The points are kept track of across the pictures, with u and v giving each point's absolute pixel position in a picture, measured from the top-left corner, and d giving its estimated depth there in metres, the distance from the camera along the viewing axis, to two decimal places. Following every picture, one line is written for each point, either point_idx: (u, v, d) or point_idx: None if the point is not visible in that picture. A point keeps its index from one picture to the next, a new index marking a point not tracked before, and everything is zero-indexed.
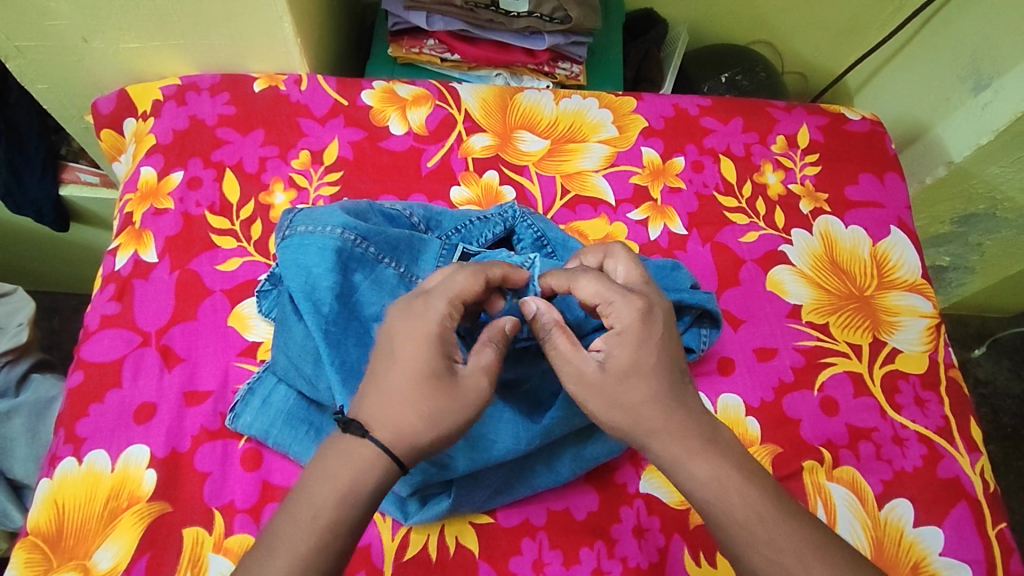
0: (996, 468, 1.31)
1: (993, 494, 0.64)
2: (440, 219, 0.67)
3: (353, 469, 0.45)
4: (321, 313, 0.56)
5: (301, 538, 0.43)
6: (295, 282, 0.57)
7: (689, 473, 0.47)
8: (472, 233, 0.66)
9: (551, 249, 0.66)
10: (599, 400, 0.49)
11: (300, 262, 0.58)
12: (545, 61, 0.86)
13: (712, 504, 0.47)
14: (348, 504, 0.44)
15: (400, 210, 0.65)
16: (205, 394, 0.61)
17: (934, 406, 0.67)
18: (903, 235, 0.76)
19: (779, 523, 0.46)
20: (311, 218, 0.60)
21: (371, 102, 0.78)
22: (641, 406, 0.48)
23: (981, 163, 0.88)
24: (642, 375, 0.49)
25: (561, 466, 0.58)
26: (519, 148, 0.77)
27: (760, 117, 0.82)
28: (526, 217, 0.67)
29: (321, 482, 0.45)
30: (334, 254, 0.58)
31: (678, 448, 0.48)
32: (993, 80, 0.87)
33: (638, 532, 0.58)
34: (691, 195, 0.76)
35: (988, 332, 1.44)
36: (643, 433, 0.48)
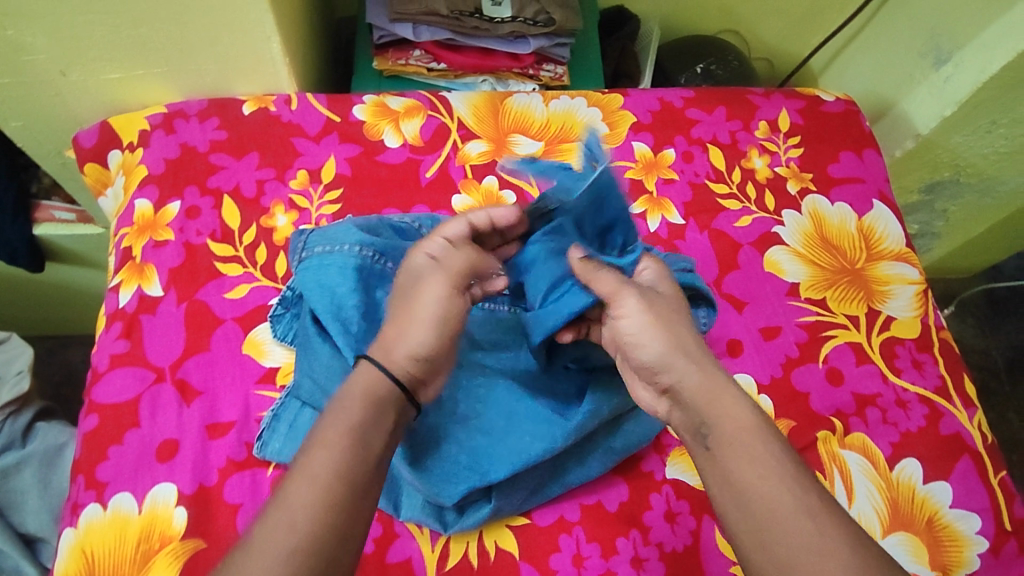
0: None
1: (992, 445, 0.68)
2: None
3: (365, 384, 0.47)
4: (350, 333, 0.57)
5: (327, 449, 0.44)
6: (321, 302, 0.58)
7: (728, 423, 0.47)
8: None
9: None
10: (656, 328, 0.51)
11: (323, 283, 0.58)
12: (530, 64, 0.86)
13: (745, 442, 0.46)
14: (365, 412, 0.46)
15: (410, 223, 0.66)
16: (228, 425, 0.60)
17: (930, 366, 0.71)
18: (886, 208, 0.80)
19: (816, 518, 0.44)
20: (327, 237, 0.61)
21: (363, 116, 0.78)
22: (685, 342, 0.51)
23: (947, 132, 0.94)
24: (682, 315, 0.53)
25: (593, 460, 0.60)
26: (515, 152, 0.79)
27: (742, 104, 0.85)
28: None
29: (334, 416, 0.46)
30: (355, 272, 0.59)
31: (735, 403, 0.48)
32: (953, 54, 0.91)
33: (670, 516, 0.60)
34: (684, 185, 0.79)
35: (954, 293, 1.53)
36: (685, 360, 0.50)
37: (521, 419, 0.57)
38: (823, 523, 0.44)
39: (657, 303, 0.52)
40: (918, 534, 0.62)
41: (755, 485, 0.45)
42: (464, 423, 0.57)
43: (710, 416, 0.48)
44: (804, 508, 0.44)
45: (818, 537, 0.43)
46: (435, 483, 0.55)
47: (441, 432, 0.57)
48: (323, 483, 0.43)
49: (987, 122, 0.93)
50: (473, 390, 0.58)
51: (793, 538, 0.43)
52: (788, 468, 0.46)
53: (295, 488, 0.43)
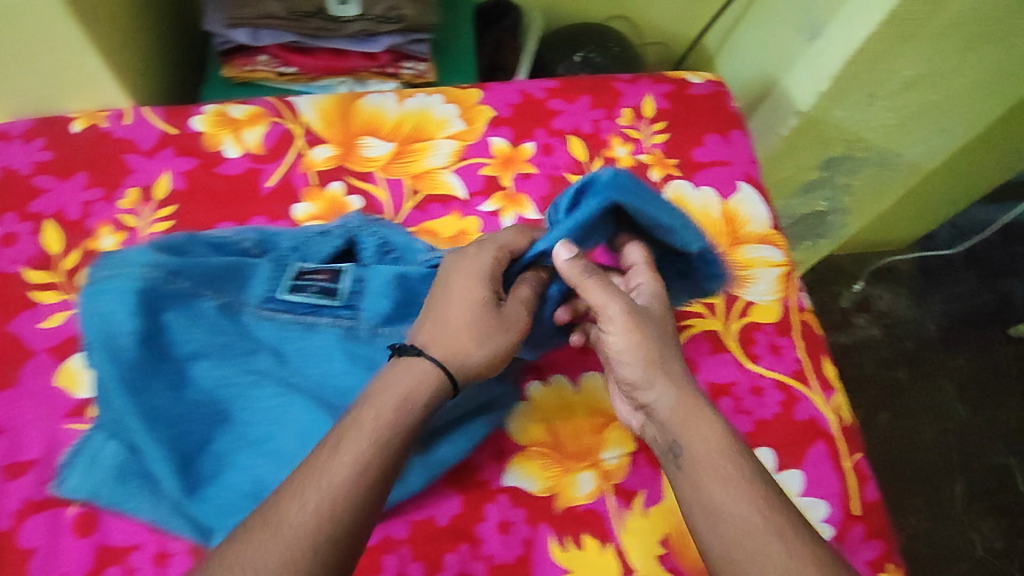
0: (907, 389, 1.47)
1: (851, 427, 0.66)
2: (277, 239, 0.64)
3: (410, 377, 0.52)
4: (122, 362, 0.54)
5: (363, 437, 0.48)
6: (94, 331, 0.54)
7: (696, 437, 0.51)
8: (313, 248, 0.64)
9: (398, 253, 0.66)
10: (641, 341, 0.55)
11: (100, 311, 0.55)
12: (387, 63, 0.83)
13: (702, 457, 0.51)
14: (406, 406, 0.50)
15: (229, 237, 0.63)
16: (29, 464, 0.57)
17: (789, 350, 0.69)
18: (752, 190, 0.78)
19: (750, 521, 0.47)
20: (116, 259, 0.57)
21: (202, 127, 0.75)
22: (666, 360, 0.54)
23: (827, 108, 0.93)
24: (666, 331, 0.57)
25: (411, 475, 0.57)
26: (363, 155, 0.75)
27: (606, 92, 0.82)
28: (370, 225, 0.66)
29: (372, 407, 0.50)
30: (136, 296, 0.55)
31: (710, 419, 0.52)
32: (823, 29, 0.88)
33: (503, 527, 0.58)
34: (542, 179, 0.76)
35: (888, 265, 1.59)
36: (669, 372, 0.54)
37: (315, 440, 0.54)
38: (788, 532, 0.47)
39: (643, 317, 0.56)
40: None
41: (730, 489, 0.49)
42: (252, 447, 0.55)
43: (680, 433, 0.52)
44: (773, 528, 0.47)
45: (789, 557, 0.46)
46: (213, 512, 0.53)
47: (228, 457, 0.55)
48: (366, 464, 0.47)
49: (866, 95, 0.92)
50: (265, 411, 0.55)
51: (759, 559, 0.46)
52: (757, 480, 0.49)
53: (302, 492, 0.45)
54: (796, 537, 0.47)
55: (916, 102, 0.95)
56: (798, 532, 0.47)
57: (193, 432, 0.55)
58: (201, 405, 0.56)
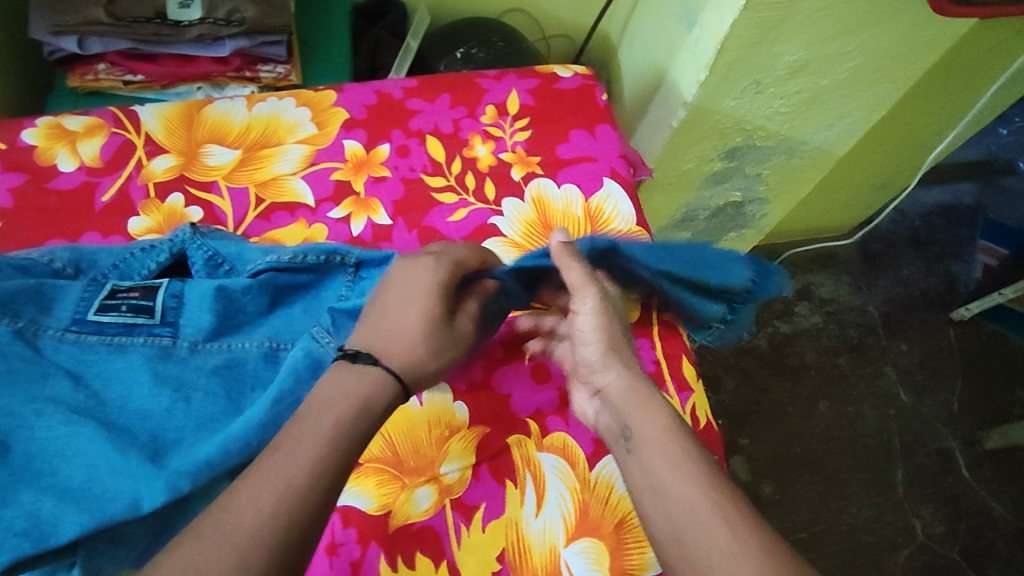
0: (849, 378, 1.43)
1: (708, 429, 0.64)
2: (95, 258, 0.60)
3: (363, 381, 0.50)
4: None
5: (316, 433, 0.45)
6: None
7: (637, 420, 0.52)
8: (133, 266, 0.60)
9: (228, 266, 0.62)
10: (606, 326, 0.57)
11: None
12: (240, 66, 0.80)
13: (653, 435, 0.50)
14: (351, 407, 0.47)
15: (35, 258, 0.58)
16: None
17: (647, 351, 0.66)
18: (617, 185, 0.75)
19: (692, 505, 0.46)
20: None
21: (35, 141, 0.71)
22: (622, 352, 0.56)
23: (714, 96, 0.91)
24: (618, 324, 0.58)
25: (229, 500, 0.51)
26: (206, 163, 0.72)
27: (468, 89, 0.80)
28: (198, 238, 0.62)
29: (346, 392, 0.48)
30: None
31: (657, 407, 0.52)
32: (699, 15, 0.86)
33: (329, 549, 0.55)
34: (396, 182, 0.73)
35: (831, 252, 1.56)
36: (615, 362, 0.55)
37: (105, 473, 0.47)
38: (728, 519, 0.44)
39: (609, 310, 0.58)
40: (603, 538, 0.58)
41: (660, 476, 0.48)
42: (33, 480, 0.46)
43: (628, 415, 0.52)
44: (720, 511, 0.45)
45: (734, 541, 0.43)
46: None
47: (6, 496, 0.45)
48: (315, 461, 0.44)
49: (752, 83, 0.90)
50: (49, 441, 0.47)
51: (700, 542, 0.44)
52: (698, 465, 0.47)
53: (256, 490, 0.42)
54: (737, 526, 0.44)
55: (807, 88, 0.93)
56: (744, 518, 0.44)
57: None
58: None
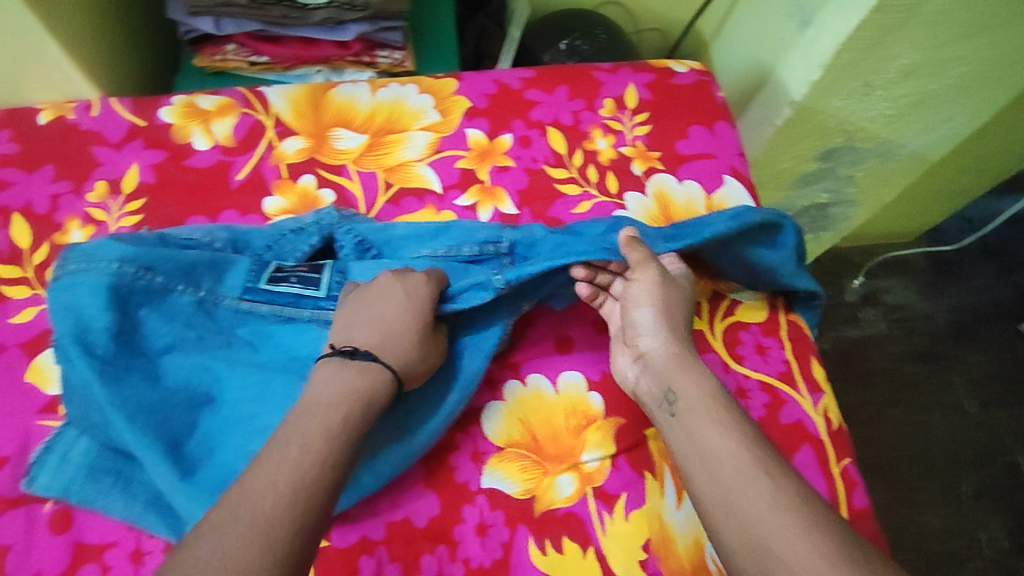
0: (918, 384, 1.42)
1: (839, 431, 0.65)
2: (249, 239, 0.63)
3: (360, 377, 0.50)
4: (96, 355, 0.51)
5: (317, 426, 0.46)
6: (63, 325, 0.51)
7: (681, 386, 0.54)
8: (286, 247, 0.63)
9: (376, 251, 0.64)
10: (662, 299, 0.59)
11: (70, 304, 0.52)
12: (360, 52, 0.80)
13: (701, 399, 0.53)
14: (350, 406, 0.48)
15: (199, 239, 0.61)
16: (2, 461, 0.58)
17: (776, 351, 0.67)
18: (738, 183, 0.75)
19: (740, 470, 0.48)
20: (81, 255, 0.54)
21: (171, 119, 0.73)
22: (676, 322, 0.59)
23: (821, 97, 0.90)
24: (675, 300, 0.60)
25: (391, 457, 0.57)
26: (335, 147, 0.73)
27: (586, 82, 0.79)
28: (343, 223, 0.64)
29: (352, 381, 0.50)
30: (108, 291, 0.53)
31: (703, 377, 0.55)
32: (815, 15, 0.84)
33: (480, 529, 0.58)
34: (520, 172, 0.74)
35: (901, 257, 1.54)
36: (668, 333, 0.58)
37: None
38: (776, 479, 0.47)
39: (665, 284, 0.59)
40: None
41: (704, 434, 0.51)
42: (239, 428, 0.53)
43: (672, 379, 0.55)
44: (762, 468, 0.48)
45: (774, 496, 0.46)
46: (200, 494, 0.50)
47: (213, 442, 0.53)
48: (311, 451, 0.45)
49: (862, 85, 0.88)
50: (246, 395, 0.54)
51: (745, 496, 0.47)
52: (741, 430, 0.50)
53: (272, 475, 0.43)
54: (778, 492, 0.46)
55: (915, 92, 0.91)
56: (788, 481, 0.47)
57: (173, 422, 0.52)
58: (180, 392, 0.53)
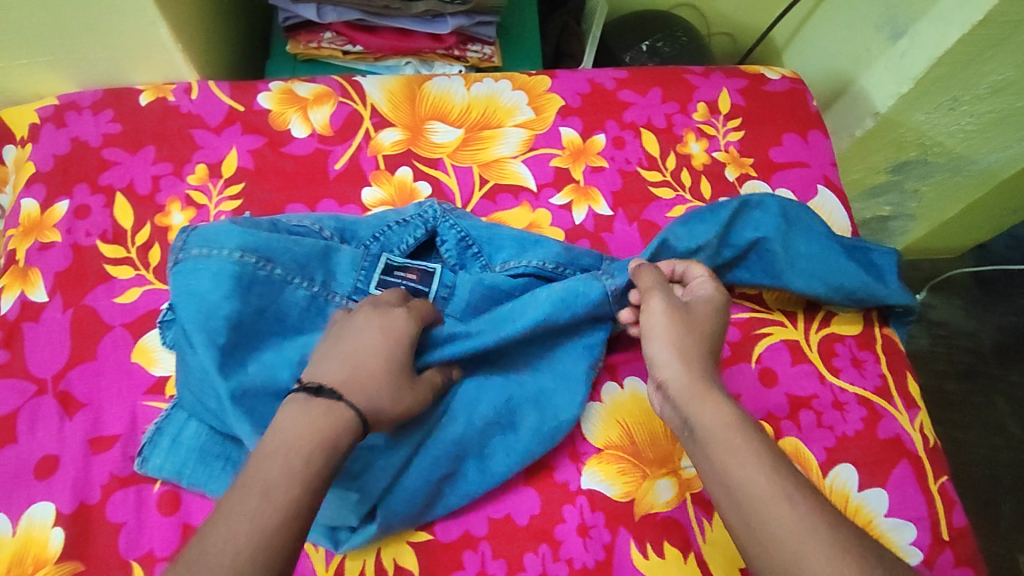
0: (965, 408, 1.30)
1: (935, 448, 0.65)
2: (357, 229, 0.63)
3: (325, 415, 0.46)
4: (219, 345, 0.52)
5: (279, 468, 0.43)
6: (188, 311, 0.53)
7: (696, 412, 0.50)
8: (392, 239, 0.63)
9: (478, 248, 0.65)
10: (675, 325, 0.55)
11: (193, 290, 0.53)
12: (453, 45, 0.81)
13: (720, 428, 0.48)
14: (315, 446, 0.45)
15: (307, 227, 0.61)
16: (112, 438, 0.58)
17: (871, 365, 0.67)
18: (831, 194, 0.75)
19: (770, 498, 0.44)
20: (202, 239, 0.56)
21: (269, 105, 0.73)
22: (688, 346, 0.54)
23: (906, 110, 0.89)
24: (691, 325, 0.55)
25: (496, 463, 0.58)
26: (431, 140, 0.73)
27: (679, 85, 0.79)
28: (447, 217, 0.65)
29: (316, 419, 0.46)
30: (232, 279, 0.54)
31: (718, 402, 0.50)
32: (909, 27, 0.84)
33: (582, 530, 0.58)
34: (614, 173, 0.74)
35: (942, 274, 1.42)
36: (687, 359, 0.53)
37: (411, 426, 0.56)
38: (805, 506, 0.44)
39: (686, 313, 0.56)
40: None
41: (728, 462, 0.47)
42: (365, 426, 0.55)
43: (687, 408, 0.50)
44: (784, 492, 0.44)
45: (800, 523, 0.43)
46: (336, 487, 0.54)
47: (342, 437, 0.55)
48: (273, 496, 0.42)
49: (949, 99, 0.87)
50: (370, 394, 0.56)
51: (767, 518, 0.43)
52: (761, 453, 0.47)
53: (236, 521, 0.41)
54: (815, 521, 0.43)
55: (1001, 108, 0.89)
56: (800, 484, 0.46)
57: None
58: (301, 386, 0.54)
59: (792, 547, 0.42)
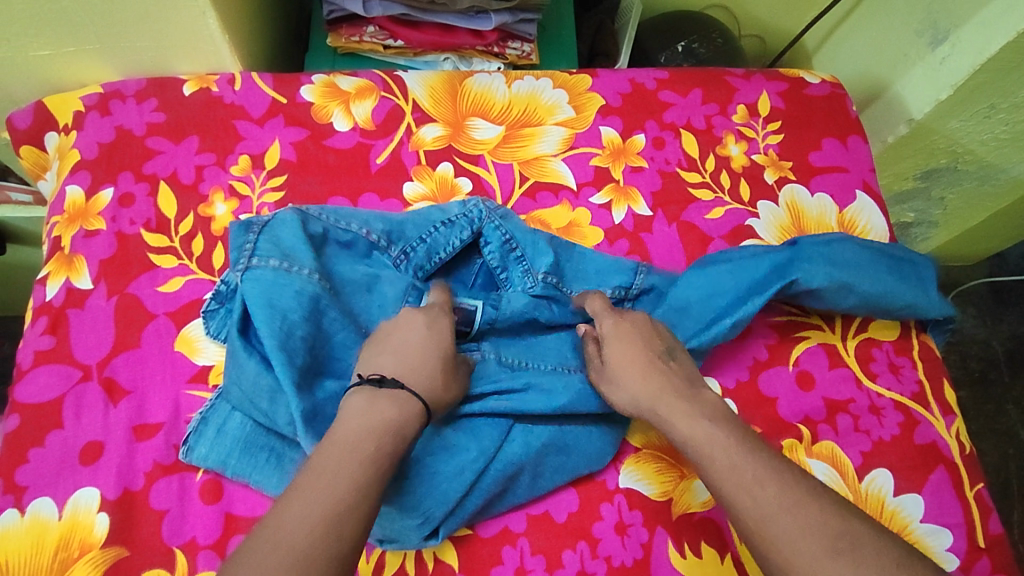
0: (968, 413, 1.27)
1: (970, 456, 0.64)
2: (405, 228, 0.64)
3: (394, 404, 0.48)
4: (296, 365, 0.54)
5: (350, 454, 0.45)
6: (268, 324, 0.54)
7: (674, 430, 0.50)
8: (439, 241, 0.64)
9: (521, 252, 0.65)
10: (621, 371, 0.56)
11: (273, 304, 0.55)
12: (494, 42, 0.81)
13: (692, 439, 0.49)
14: (385, 434, 0.46)
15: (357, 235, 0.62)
16: (156, 426, 0.58)
17: (908, 371, 0.67)
18: (869, 199, 0.75)
19: (759, 490, 0.44)
20: (282, 252, 0.58)
21: (311, 98, 0.73)
22: (640, 376, 0.54)
23: (942, 116, 0.88)
24: (632, 361, 0.55)
25: (545, 478, 0.58)
26: (472, 136, 0.74)
27: (719, 86, 0.79)
28: (492, 217, 0.65)
29: (382, 408, 0.48)
30: (310, 299, 0.56)
31: (687, 413, 0.51)
32: (951, 34, 0.85)
33: (620, 529, 0.58)
34: (654, 174, 0.74)
35: (955, 282, 1.37)
36: (646, 394, 0.53)
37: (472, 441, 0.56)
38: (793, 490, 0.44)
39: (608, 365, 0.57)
40: None
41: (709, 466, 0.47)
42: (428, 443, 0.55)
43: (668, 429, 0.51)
44: (767, 479, 0.45)
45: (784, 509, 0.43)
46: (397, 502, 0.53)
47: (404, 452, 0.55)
48: (344, 478, 0.43)
49: (987, 106, 0.86)
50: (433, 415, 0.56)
51: (759, 511, 0.44)
52: (737, 446, 0.47)
53: (309, 502, 0.42)
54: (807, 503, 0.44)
55: None
56: (763, 462, 0.46)
57: None
58: None
59: (786, 542, 0.42)
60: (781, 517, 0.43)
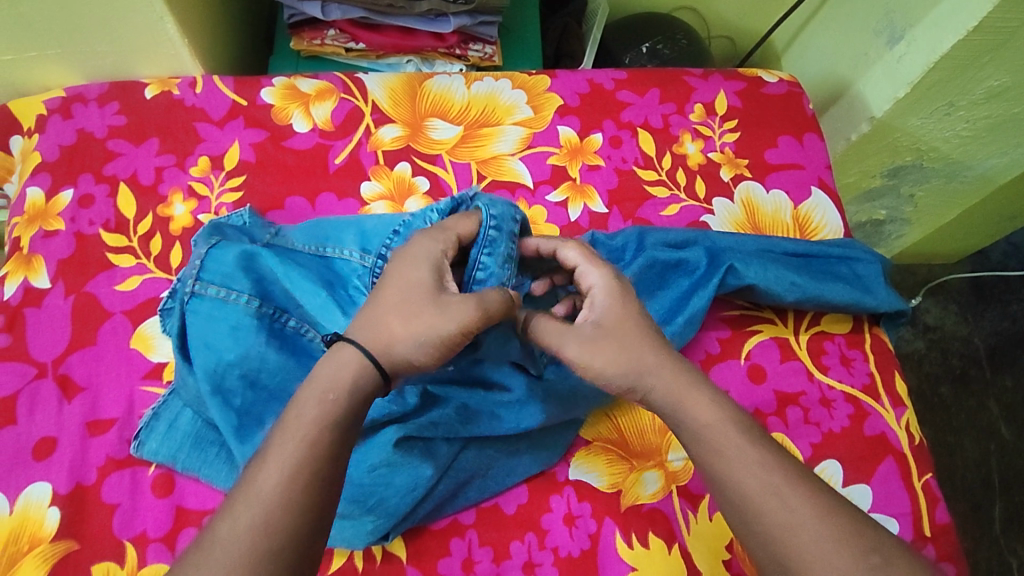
0: (950, 409, 1.27)
1: (920, 447, 0.65)
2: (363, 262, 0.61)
3: (335, 368, 0.47)
4: (232, 406, 0.55)
5: (288, 434, 0.44)
6: (204, 363, 0.55)
7: (687, 415, 0.48)
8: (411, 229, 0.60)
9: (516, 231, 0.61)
10: (612, 342, 0.50)
11: (208, 343, 0.56)
12: (454, 44, 0.83)
13: (705, 427, 0.47)
14: (324, 401, 0.45)
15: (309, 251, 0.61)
16: (109, 422, 0.59)
17: (859, 363, 0.67)
18: (825, 196, 0.76)
19: (782, 488, 0.44)
20: (221, 276, 0.57)
21: (271, 100, 0.74)
22: (641, 348, 0.50)
23: (903, 114, 0.89)
24: (620, 325, 0.51)
25: (495, 480, 0.59)
26: (430, 136, 0.74)
27: (677, 86, 0.80)
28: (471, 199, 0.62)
29: (321, 378, 0.46)
30: (245, 332, 0.56)
31: (700, 399, 0.48)
32: (907, 32, 0.85)
33: (568, 520, 0.58)
34: (610, 171, 0.75)
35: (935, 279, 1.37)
36: (647, 370, 0.49)
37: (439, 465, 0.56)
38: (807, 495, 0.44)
39: (603, 329, 0.51)
40: None
41: (725, 458, 0.46)
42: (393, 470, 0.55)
43: (678, 413, 0.48)
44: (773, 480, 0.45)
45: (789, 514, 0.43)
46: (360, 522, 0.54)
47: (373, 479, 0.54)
48: (275, 461, 0.42)
49: (945, 104, 0.87)
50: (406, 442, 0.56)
51: (777, 516, 0.43)
52: (750, 442, 0.46)
53: (243, 492, 0.42)
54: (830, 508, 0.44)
55: (999, 114, 0.89)
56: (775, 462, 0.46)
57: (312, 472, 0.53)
58: None
59: (793, 545, 0.43)
60: (805, 525, 0.43)
